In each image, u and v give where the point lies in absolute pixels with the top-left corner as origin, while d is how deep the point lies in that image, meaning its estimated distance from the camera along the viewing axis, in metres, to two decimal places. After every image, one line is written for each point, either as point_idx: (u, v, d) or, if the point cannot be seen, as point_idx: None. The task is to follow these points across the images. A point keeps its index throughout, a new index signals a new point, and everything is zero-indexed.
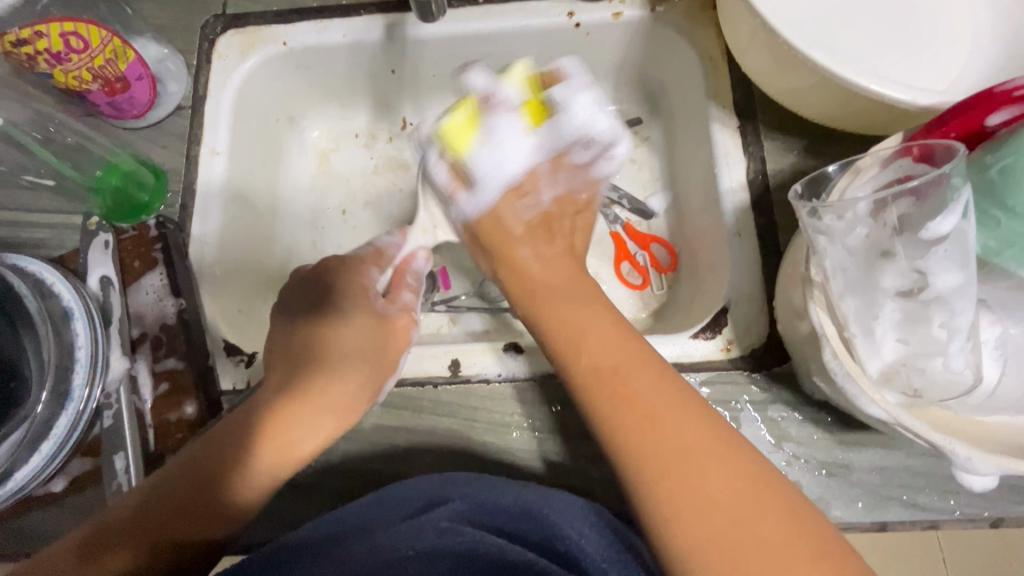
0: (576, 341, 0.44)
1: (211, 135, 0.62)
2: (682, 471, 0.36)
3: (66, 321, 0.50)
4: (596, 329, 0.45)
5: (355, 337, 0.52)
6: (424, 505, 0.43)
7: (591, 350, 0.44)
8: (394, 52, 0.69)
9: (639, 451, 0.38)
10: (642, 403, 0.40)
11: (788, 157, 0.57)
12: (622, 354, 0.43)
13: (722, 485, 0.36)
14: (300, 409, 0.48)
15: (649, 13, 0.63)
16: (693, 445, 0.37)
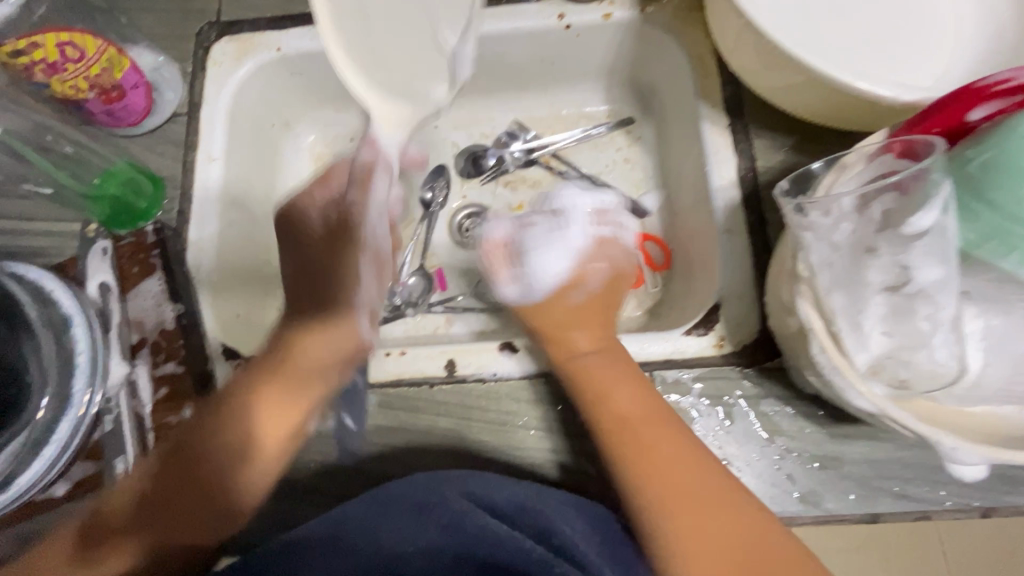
0: (602, 396, 0.48)
1: (207, 141, 0.63)
2: (692, 523, 0.41)
3: (66, 328, 0.50)
4: (622, 388, 0.48)
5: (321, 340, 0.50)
6: (414, 506, 0.43)
7: (617, 399, 0.47)
8: None
9: (655, 492, 0.43)
10: (658, 459, 0.44)
11: (776, 154, 0.58)
12: (642, 411, 0.46)
13: (719, 534, 0.40)
14: (270, 415, 0.49)
15: (638, 14, 0.64)
16: (696, 500, 0.42)
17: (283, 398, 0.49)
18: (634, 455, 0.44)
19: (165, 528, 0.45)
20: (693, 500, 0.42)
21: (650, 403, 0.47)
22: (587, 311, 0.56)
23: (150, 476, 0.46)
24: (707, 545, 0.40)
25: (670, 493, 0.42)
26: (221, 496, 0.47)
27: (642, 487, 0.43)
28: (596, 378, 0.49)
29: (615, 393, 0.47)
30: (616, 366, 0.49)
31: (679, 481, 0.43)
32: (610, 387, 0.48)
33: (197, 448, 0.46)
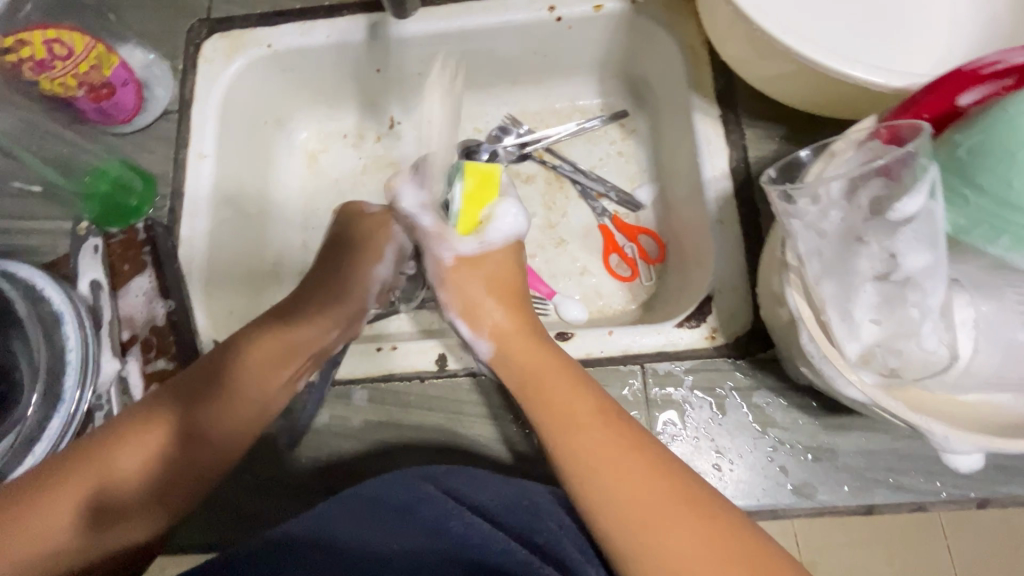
0: (539, 392, 0.44)
1: (198, 138, 0.63)
2: (637, 515, 0.37)
3: (57, 325, 0.50)
4: (555, 378, 0.44)
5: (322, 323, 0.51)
6: (404, 499, 0.43)
7: (554, 392, 0.43)
8: (378, 51, 0.69)
9: (607, 492, 0.38)
10: (600, 452, 0.39)
11: (769, 144, 0.57)
12: (580, 404, 0.42)
13: (668, 529, 0.36)
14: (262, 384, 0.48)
15: (629, 5, 0.64)
16: (642, 494, 0.38)
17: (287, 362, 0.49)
18: (571, 445, 0.40)
19: (171, 487, 0.44)
20: (636, 490, 0.38)
21: (583, 389, 0.44)
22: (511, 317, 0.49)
23: (158, 426, 0.44)
24: (660, 537, 0.36)
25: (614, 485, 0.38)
26: (219, 450, 0.46)
27: (586, 480, 0.39)
28: (528, 370, 0.46)
29: (553, 381, 0.44)
30: (547, 359, 0.46)
31: (623, 471, 0.38)
32: (541, 378, 0.45)
33: (201, 394, 0.46)
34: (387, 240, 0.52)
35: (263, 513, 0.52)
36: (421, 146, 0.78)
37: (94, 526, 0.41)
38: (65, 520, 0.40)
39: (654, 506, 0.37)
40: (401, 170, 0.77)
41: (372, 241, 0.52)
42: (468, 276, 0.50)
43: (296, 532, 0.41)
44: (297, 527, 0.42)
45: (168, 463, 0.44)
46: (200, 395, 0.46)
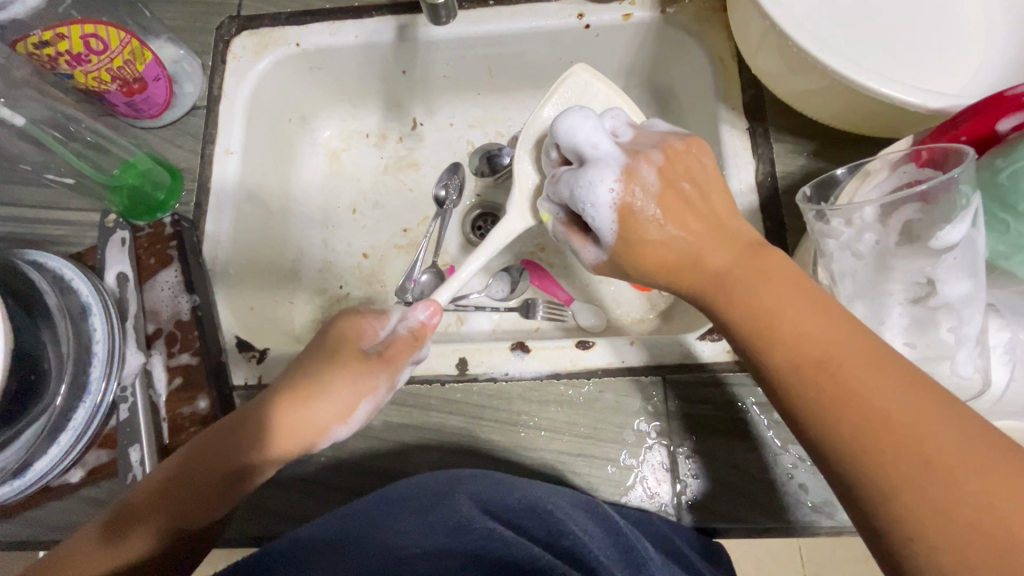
0: (752, 303, 0.39)
1: (225, 135, 0.64)
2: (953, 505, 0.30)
3: (85, 317, 0.51)
4: (788, 307, 0.38)
5: (338, 377, 0.47)
6: (431, 499, 0.44)
7: (783, 316, 0.38)
8: (406, 53, 0.69)
9: (852, 419, 0.34)
10: (859, 387, 0.34)
11: (797, 159, 0.57)
12: (824, 327, 0.36)
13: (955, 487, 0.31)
14: (287, 409, 0.47)
15: (659, 14, 0.64)
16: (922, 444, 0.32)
17: (276, 458, 0.47)
18: (824, 388, 0.35)
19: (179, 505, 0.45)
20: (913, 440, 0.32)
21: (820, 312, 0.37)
22: (720, 250, 0.41)
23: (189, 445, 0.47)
24: (927, 486, 0.31)
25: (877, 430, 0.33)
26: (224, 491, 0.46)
27: (887, 460, 0.32)
28: (740, 287, 0.40)
29: (795, 308, 0.38)
30: (769, 267, 0.40)
31: (889, 407, 0.33)
32: (755, 295, 0.39)
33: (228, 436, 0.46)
34: (362, 400, 0.48)
35: (288, 508, 0.52)
36: (442, 147, 0.78)
37: (111, 548, 0.43)
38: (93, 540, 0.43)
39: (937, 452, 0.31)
40: (423, 171, 0.78)
41: (348, 397, 0.48)
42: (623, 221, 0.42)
43: (320, 536, 0.42)
44: (317, 529, 0.43)
45: (173, 494, 0.45)
46: (226, 432, 0.47)
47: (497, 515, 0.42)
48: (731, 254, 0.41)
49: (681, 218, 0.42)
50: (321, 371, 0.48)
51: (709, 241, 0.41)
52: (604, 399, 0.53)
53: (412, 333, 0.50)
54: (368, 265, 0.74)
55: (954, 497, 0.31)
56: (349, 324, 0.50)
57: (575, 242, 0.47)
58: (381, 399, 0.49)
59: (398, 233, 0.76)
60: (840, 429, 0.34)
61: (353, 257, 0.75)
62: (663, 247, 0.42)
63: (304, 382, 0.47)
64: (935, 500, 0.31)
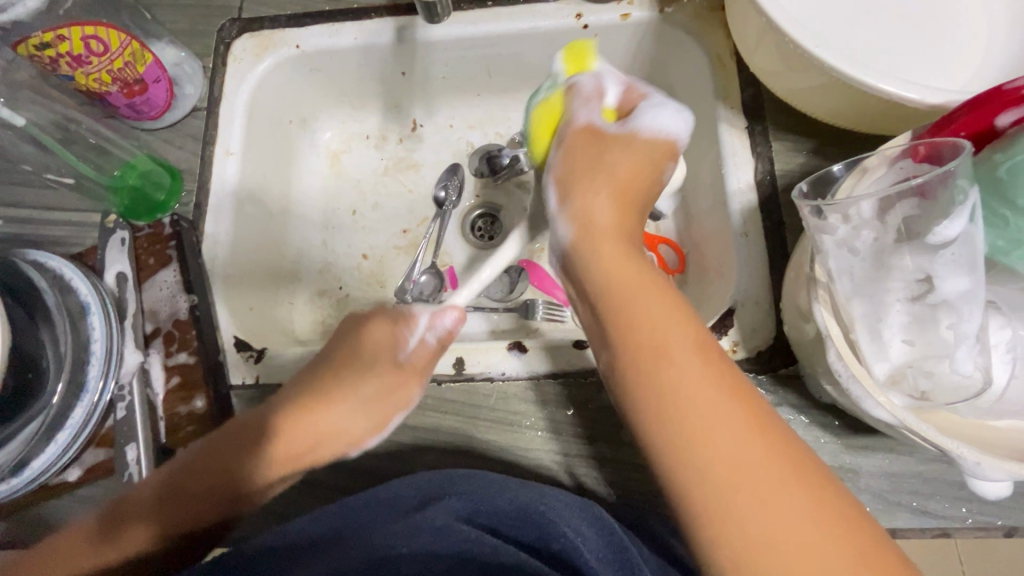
0: (619, 297, 0.40)
1: (225, 136, 0.64)
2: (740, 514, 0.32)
3: (84, 316, 0.51)
4: (654, 312, 0.39)
5: (379, 384, 0.51)
6: (421, 502, 0.44)
7: (639, 310, 0.39)
8: (405, 54, 0.70)
9: (672, 421, 0.35)
10: (684, 393, 0.35)
11: (796, 157, 0.56)
12: (671, 329, 0.38)
13: (758, 507, 0.32)
14: (316, 417, 0.49)
15: (657, 14, 0.64)
16: (735, 464, 0.33)
17: (298, 467, 0.50)
18: (656, 390, 0.36)
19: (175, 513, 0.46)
20: (728, 462, 0.33)
21: (675, 312, 0.39)
22: (616, 219, 0.45)
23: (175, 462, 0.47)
24: (725, 492, 0.33)
25: (700, 450, 0.34)
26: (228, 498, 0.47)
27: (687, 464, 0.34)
28: (617, 290, 0.40)
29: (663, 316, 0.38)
30: (637, 264, 0.42)
31: (703, 412, 0.35)
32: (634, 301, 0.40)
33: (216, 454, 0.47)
34: (394, 409, 0.51)
35: (284, 507, 0.52)
36: (442, 149, 0.79)
37: (108, 546, 0.43)
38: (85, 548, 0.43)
39: (748, 468, 0.33)
40: (422, 173, 0.78)
41: (384, 405, 0.51)
42: (640, 160, 0.47)
43: (305, 540, 0.42)
44: (304, 528, 0.43)
45: (180, 499, 0.46)
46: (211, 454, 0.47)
47: (483, 522, 0.43)
48: (615, 239, 0.44)
49: (624, 212, 0.45)
50: (356, 379, 0.51)
51: (610, 224, 0.44)
52: (600, 399, 0.52)
53: (439, 340, 0.53)
54: (368, 265, 0.75)
55: (740, 506, 0.32)
56: (383, 330, 0.53)
57: (588, 103, 0.50)
58: (409, 409, 0.52)
59: (397, 234, 0.76)
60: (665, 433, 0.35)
61: (353, 258, 0.75)
62: (597, 228, 0.44)
63: (336, 397, 0.50)
64: (743, 527, 0.32)
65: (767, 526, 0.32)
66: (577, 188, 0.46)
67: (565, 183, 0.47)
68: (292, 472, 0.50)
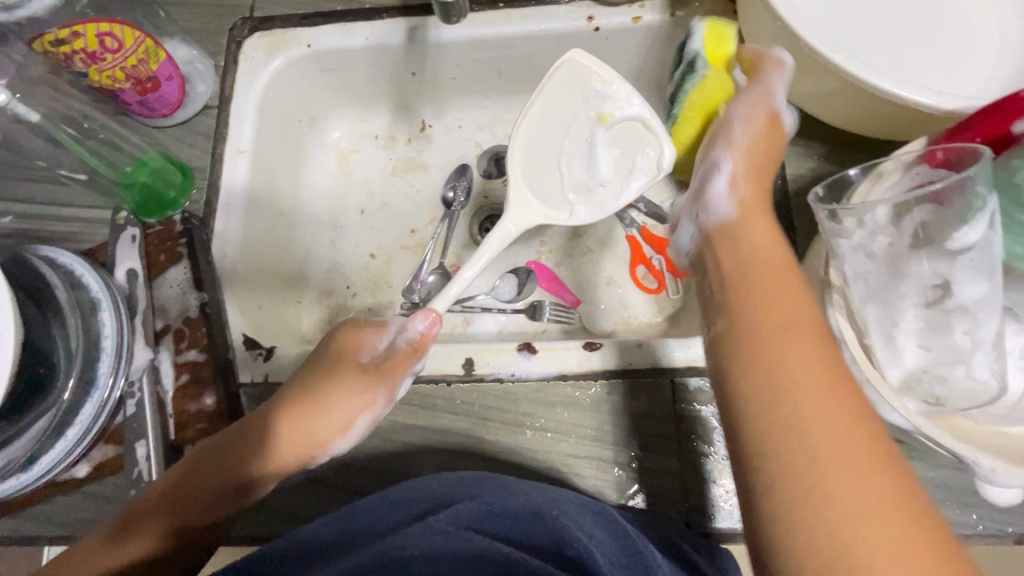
0: (743, 271, 0.41)
1: (236, 134, 0.64)
2: (821, 497, 0.30)
3: (94, 312, 0.51)
4: (767, 285, 0.39)
5: (345, 392, 0.49)
6: (433, 505, 0.44)
7: (742, 284, 0.40)
8: (416, 55, 0.70)
9: (761, 396, 0.34)
10: (781, 365, 0.34)
11: (808, 161, 0.56)
12: (775, 304, 0.37)
13: (846, 489, 0.30)
14: (288, 422, 0.48)
15: (669, 17, 0.64)
16: (829, 442, 0.31)
17: (278, 471, 0.49)
18: (755, 360, 0.35)
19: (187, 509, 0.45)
20: (823, 441, 0.31)
21: (795, 296, 0.38)
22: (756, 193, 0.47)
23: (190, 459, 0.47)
24: (805, 469, 0.31)
25: (793, 423, 0.32)
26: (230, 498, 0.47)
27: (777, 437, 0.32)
28: (748, 262, 0.41)
29: (787, 296, 0.38)
30: (769, 238, 0.43)
31: (794, 394, 0.33)
32: (764, 280, 0.39)
33: (224, 450, 0.47)
34: (360, 414, 0.50)
35: (292, 507, 0.52)
36: (451, 149, 0.79)
37: (117, 546, 0.43)
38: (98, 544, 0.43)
39: (834, 449, 0.31)
40: (431, 173, 0.79)
41: (351, 412, 0.49)
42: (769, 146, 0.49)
43: (321, 540, 0.42)
44: (320, 531, 0.43)
45: (189, 496, 0.46)
46: (218, 451, 0.47)
47: (496, 526, 0.42)
48: (756, 213, 0.46)
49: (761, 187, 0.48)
50: (326, 386, 0.49)
51: (744, 203, 0.46)
52: (609, 401, 0.53)
53: (411, 344, 0.49)
54: (375, 265, 0.75)
55: (821, 487, 0.30)
56: (352, 340, 0.51)
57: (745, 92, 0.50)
58: (378, 415, 0.50)
59: (405, 234, 0.76)
60: (755, 404, 0.34)
61: (361, 257, 0.75)
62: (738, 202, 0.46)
63: (308, 404, 0.49)
64: (818, 511, 0.30)
65: (849, 511, 0.29)
66: (746, 180, 0.47)
67: (735, 167, 0.48)
68: (275, 476, 0.49)
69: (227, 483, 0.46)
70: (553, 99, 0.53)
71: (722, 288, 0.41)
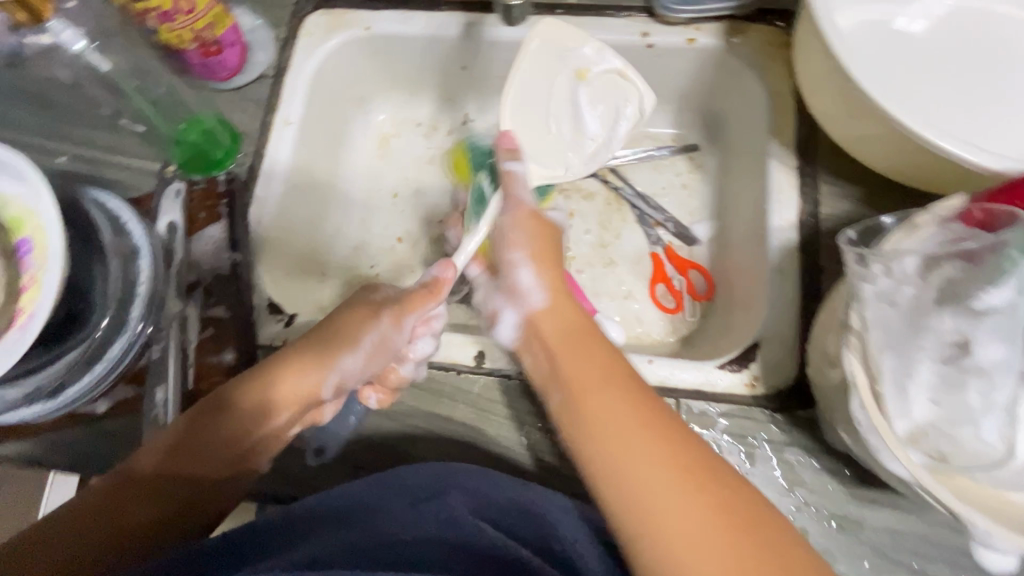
0: (569, 351, 0.46)
1: (287, 105, 0.66)
2: (668, 538, 0.35)
3: (134, 258, 0.53)
4: (587, 354, 0.45)
5: (346, 334, 0.52)
6: (422, 493, 0.45)
7: (570, 355, 0.46)
8: (469, 49, 0.71)
9: (603, 453, 0.40)
10: (614, 431, 0.40)
11: (843, 203, 0.56)
12: (593, 366, 0.44)
13: (681, 524, 0.35)
14: (287, 369, 0.49)
15: (722, 43, 0.64)
16: (651, 485, 0.37)
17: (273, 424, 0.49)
18: (586, 425, 0.41)
19: (179, 481, 0.45)
20: (659, 482, 0.37)
21: (618, 363, 0.44)
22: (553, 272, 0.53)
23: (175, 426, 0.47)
24: (652, 510, 0.36)
25: (626, 477, 0.38)
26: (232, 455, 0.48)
27: (612, 481, 0.39)
28: (563, 338, 0.48)
29: (594, 369, 0.44)
30: (579, 318, 0.50)
31: (639, 448, 0.38)
32: (575, 353, 0.46)
33: (209, 414, 0.47)
34: (366, 332, 0.52)
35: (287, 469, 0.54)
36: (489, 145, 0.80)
37: (94, 531, 0.41)
38: (71, 529, 0.41)
39: (675, 495, 0.36)
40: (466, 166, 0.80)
41: (347, 355, 0.51)
42: (541, 228, 0.55)
43: (313, 513, 0.44)
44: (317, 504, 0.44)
45: (186, 464, 0.45)
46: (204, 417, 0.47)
47: (487, 515, 0.43)
48: (557, 294, 0.52)
49: (545, 263, 0.54)
50: (324, 332, 0.52)
51: (545, 279, 0.53)
52: None
53: (428, 287, 0.54)
54: (400, 249, 0.76)
55: (654, 529, 0.36)
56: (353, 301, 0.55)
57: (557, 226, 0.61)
58: (394, 339, 0.52)
59: (433, 223, 0.78)
60: (598, 460, 0.40)
61: (386, 240, 0.77)
62: (542, 317, 0.51)
63: (313, 348, 0.51)
64: (663, 552, 0.35)
65: (690, 542, 0.35)
66: (544, 261, 0.54)
67: (532, 258, 0.54)
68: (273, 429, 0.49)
69: (221, 443, 0.47)
70: (539, 61, 0.55)
71: (552, 359, 0.47)
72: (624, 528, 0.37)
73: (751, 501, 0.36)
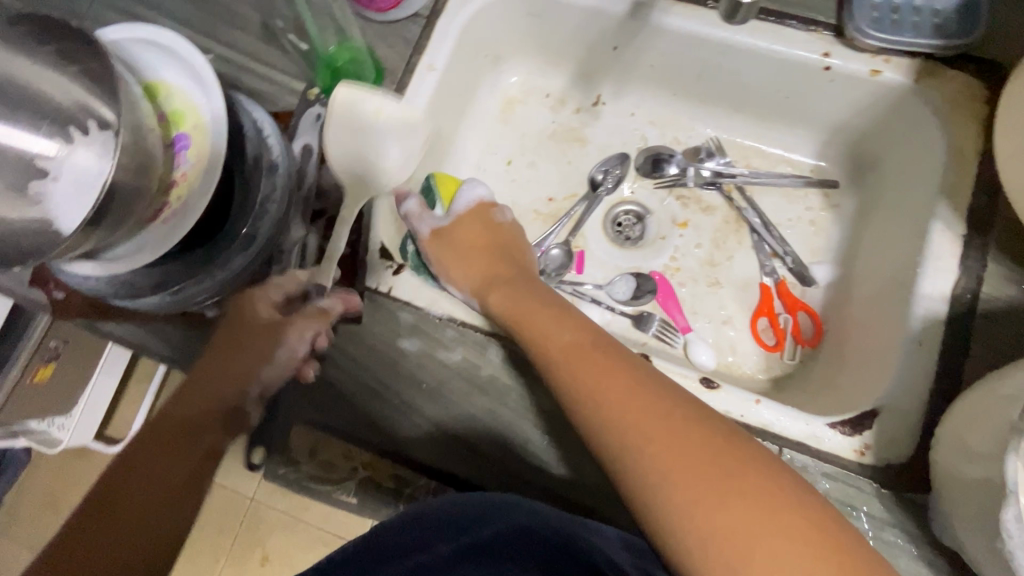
0: (526, 321, 0.53)
1: (434, 50, 0.63)
2: (723, 525, 0.37)
3: (269, 173, 0.53)
4: (553, 326, 0.52)
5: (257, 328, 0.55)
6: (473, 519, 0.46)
7: (551, 334, 0.51)
8: (628, 30, 0.67)
9: (632, 443, 0.42)
10: (627, 420, 0.43)
11: (1009, 287, 0.52)
12: (574, 341, 0.50)
13: (722, 506, 0.38)
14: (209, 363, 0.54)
15: (910, 82, 0.59)
16: (683, 469, 0.40)
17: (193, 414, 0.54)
18: (608, 415, 0.44)
19: (137, 479, 0.49)
20: (680, 464, 0.40)
21: (608, 349, 0.49)
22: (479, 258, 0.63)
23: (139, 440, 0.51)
24: (689, 497, 0.39)
25: (658, 464, 0.40)
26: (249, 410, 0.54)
27: (654, 475, 0.40)
28: (518, 313, 0.54)
29: (584, 362, 0.48)
30: (525, 293, 0.57)
31: (650, 436, 0.42)
32: (541, 326, 0.52)
33: (168, 422, 0.53)
34: (255, 320, 0.55)
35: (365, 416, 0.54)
36: (616, 134, 0.77)
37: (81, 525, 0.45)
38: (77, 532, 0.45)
39: (701, 475, 0.39)
40: (587, 149, 0.77)
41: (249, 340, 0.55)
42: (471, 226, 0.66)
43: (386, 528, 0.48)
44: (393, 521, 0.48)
45: (145, 459, 0.50)
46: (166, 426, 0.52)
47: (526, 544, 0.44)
48: (487, 271, 0.61)
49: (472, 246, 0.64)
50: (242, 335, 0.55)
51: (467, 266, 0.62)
52: None
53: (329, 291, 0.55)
54: None
55: (711, 514, 0.38)
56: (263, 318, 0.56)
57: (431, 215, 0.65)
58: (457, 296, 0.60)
59: (542, 200, 0.76)
60: (633, 450, 0.42)
61: None
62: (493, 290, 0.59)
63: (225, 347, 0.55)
64: (725, 540, 0.37)
65: (750, 532, 0.37)
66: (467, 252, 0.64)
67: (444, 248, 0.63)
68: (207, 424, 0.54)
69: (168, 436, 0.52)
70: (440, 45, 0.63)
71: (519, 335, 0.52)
72: (673, 518, 0.39)
73: (768, 468, 0.40)
